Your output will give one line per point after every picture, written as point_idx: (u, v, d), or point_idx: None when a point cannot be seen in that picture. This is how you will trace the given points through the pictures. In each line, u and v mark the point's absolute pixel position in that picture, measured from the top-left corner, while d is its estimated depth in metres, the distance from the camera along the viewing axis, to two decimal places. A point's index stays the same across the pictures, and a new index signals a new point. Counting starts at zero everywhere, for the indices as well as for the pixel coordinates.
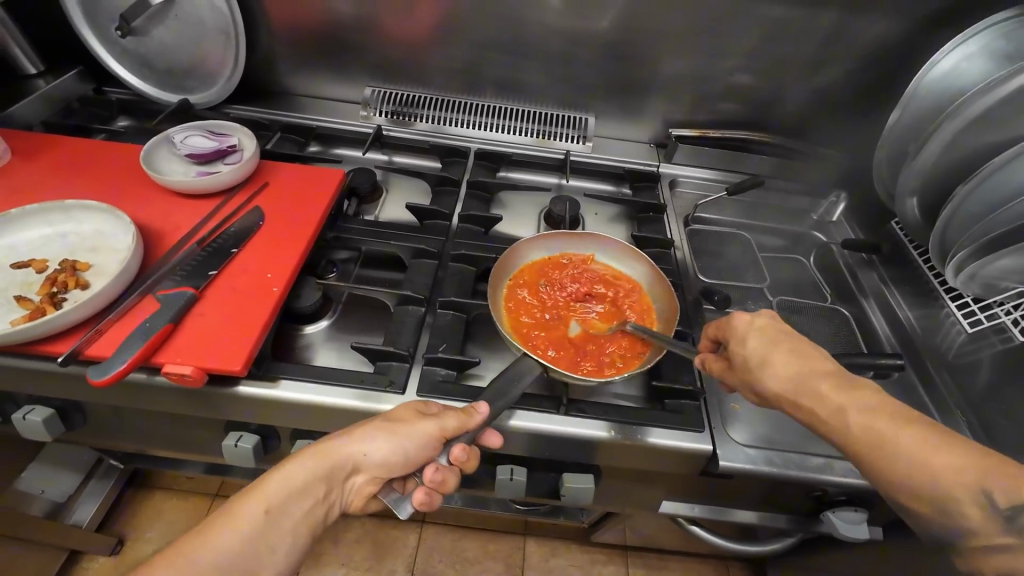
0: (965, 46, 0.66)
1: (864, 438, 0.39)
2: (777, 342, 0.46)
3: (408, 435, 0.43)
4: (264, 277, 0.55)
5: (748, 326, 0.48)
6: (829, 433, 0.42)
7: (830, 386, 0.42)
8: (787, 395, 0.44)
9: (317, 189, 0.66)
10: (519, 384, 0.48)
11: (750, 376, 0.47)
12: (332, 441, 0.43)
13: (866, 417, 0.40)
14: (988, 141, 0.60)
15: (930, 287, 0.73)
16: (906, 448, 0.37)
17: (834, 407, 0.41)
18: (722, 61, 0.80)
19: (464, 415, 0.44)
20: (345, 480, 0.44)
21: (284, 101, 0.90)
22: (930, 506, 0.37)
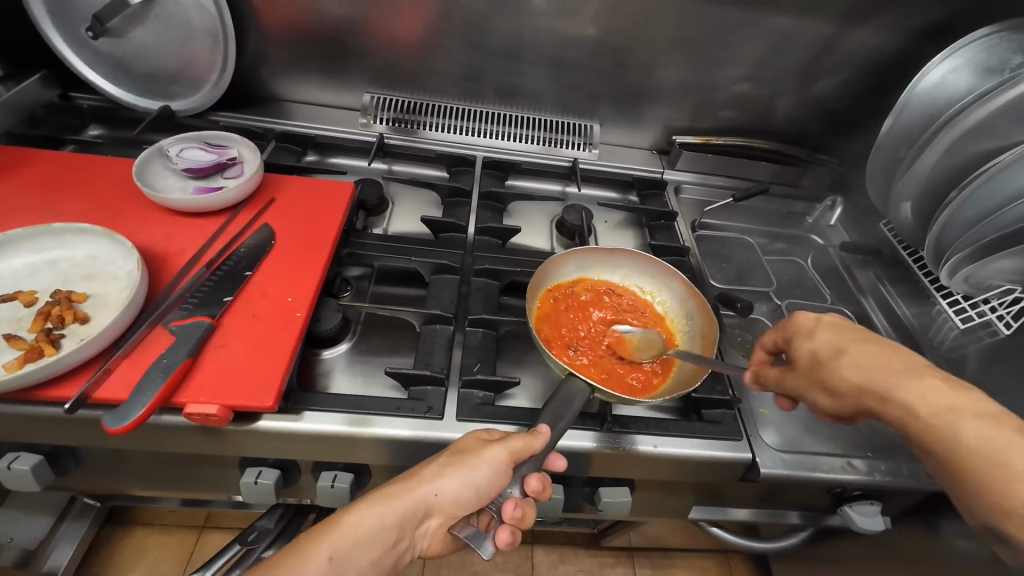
0: (953, 57, 0.69)
1: (970, 446, 0.37)
2: (853, 338, 0.46)
3: (477, 467, 0.42)
4: (285, 301, 0.52)
5: (816, 323, 0.48)
6: (926, 435, 0.40)
7: (929, 387, 0.40)
8: (868, 388, 0.43)
9: (328, 204, 0.63)
10: (571, 407, 0.47)
11: (821, 373, 0.46)
12: (403, 483, 0.42)
13: (978, 424, 0.37)
14: (983, 148, 0.64)
15: (922, 285, 0.79)
16: (1018, 464, 0.35)
17: (934, 406, 0.39)
18: (724, 71, 0.82)
19: (527, 438, 0.43)
20: (418, 523, 0.43)
21: (275, 108, 0.85)
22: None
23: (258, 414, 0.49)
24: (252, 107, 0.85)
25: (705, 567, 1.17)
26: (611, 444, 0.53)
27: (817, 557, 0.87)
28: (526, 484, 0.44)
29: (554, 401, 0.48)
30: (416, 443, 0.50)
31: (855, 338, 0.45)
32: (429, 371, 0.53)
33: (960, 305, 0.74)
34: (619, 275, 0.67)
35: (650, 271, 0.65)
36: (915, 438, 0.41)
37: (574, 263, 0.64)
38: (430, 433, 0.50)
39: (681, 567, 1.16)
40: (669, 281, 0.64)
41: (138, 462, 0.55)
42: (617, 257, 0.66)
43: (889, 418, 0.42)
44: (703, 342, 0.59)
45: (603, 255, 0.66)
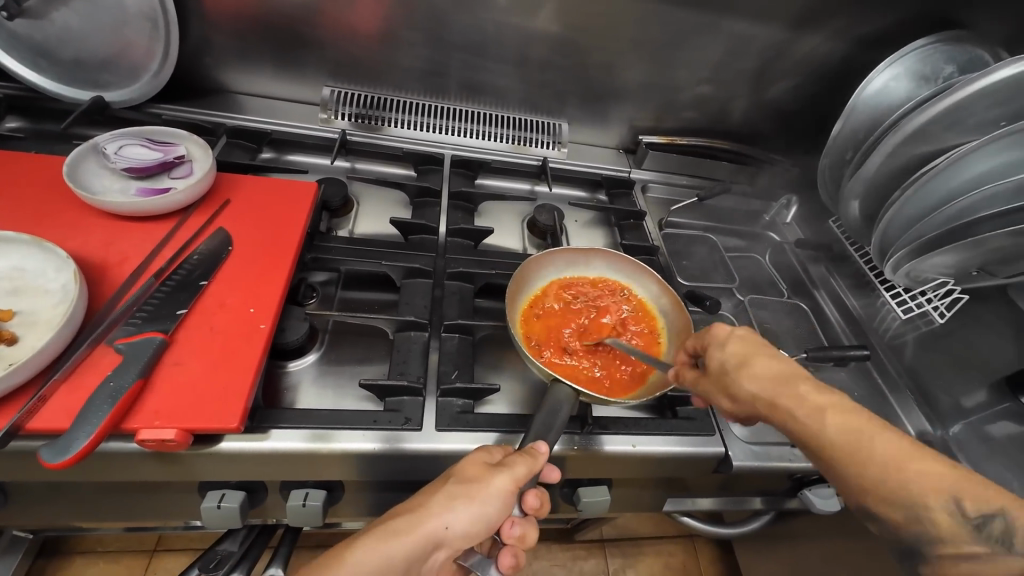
0: (895, 65, 0.74)
1: (842, 439, 0.38)
2: (754, 348, 0.47)
3: (487, 497, 0.41)
4: (247, 312, 0.48)
5: (727, 334, 0.49)
6: (804, 434, 0.41)
7: (809, 391, 0.42)
8: (761, 398, 0.44)
9: (290, 205, 0.59)
10: (559, 416, 0.48)
11: (725, 381, 0.47)
12: (408, 519, 0.41)
13: (842, 418, 0.39)
14: (921, 152, 0.69)
15: (867, 279, 0.84)
16: (883, 452, 0.37)
17: (812, 408, 0.41)
18: (686, 73, 0.84)
19: (530, 460, 0.43)
20: (427, 557, 0.41)
21: (223, 101, 0.79)
22: (898, 512, 0.36)
23: (221, 435, 0.46)
24: (198, 99, 0.78)
25: (672, 552, 1.21)
26: (592, 446, 0.53)
27: (777, 537, 0.92)
28: (525, 503, 0.46)
29: (541, 412, 0.48)
30: (393, 457, 0.49)
31: (759, 348, 0.47)
32: (405, 381, 0.51)
33: (902, 298, 0.79)
34: (595, 276, 0.67)
35: (625, 271, 0.66)
36: (796, 435, 0.42)
37: (552, 265, 0.65)
38: (408, 445, 0.48)
39: (651, 554, 1.20)
40: (644, 280, 0.66)
41: (80, 492, 0.50)
42: (592, 258, 0.67)
43: (773, 420, 0.43)
44: (680, 339, 0.60)
45: (580, 256, 0.66)
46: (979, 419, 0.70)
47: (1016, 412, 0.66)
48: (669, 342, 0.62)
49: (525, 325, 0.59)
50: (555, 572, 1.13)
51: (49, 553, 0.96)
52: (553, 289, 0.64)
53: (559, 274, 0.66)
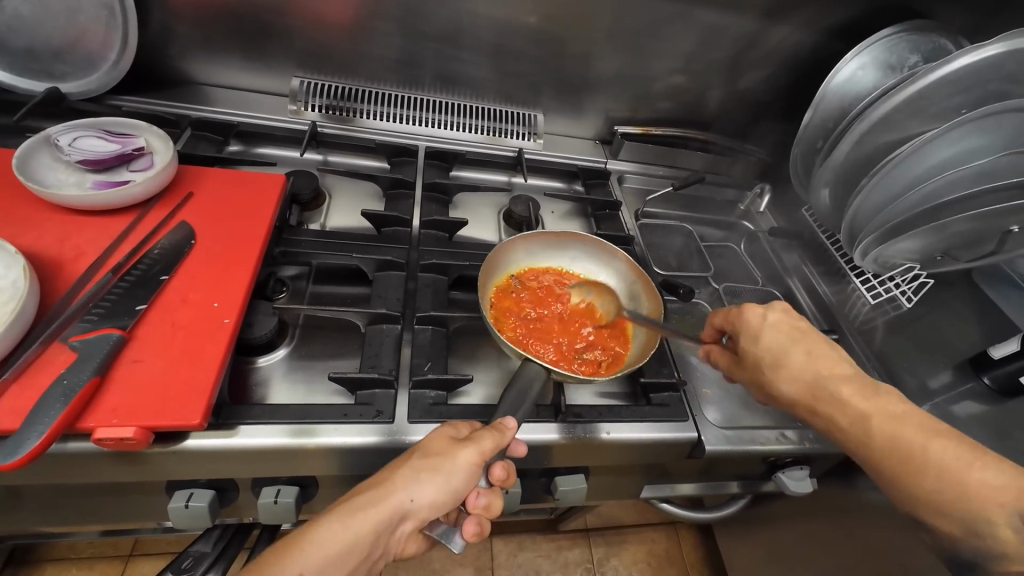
0: (863, 54, 0.75)
1: (892, 451, 0.44)
2: (791, 342, 0.51)
3: (450, 469, 0.42)
4: (211, 307, 0.47)
5: (761, 321, 0.53)
6: (855, 442, 0.46)
7: (851, 395, 0.47)
8: (802, 401, 0.50)
9: (256, 197, 0.58)
10: (529, 394, 0.49)
11: (761, 375, 0.52)
12: (374, 493, 0.41)
13: (890, 429, 0.44)
14: (887, 139, 0.71)
15: (839, 267, 0.86)
16: (936, 460, 0.42)
17: (856, 415, 0.46)
18: (659, 63, 0.84)
19: (496, 433, 0.44)
20: (394, 529, 0.42)
21: (188, 93, 0.77)
22: (955, 524, 0.41)
23: (185, 434, 0.45)
24: (161, 90, 0.76)
25: (656, 539, 1.23)
26: (567, 434, 0.54)
27: (756, 521, 0.94)
28: (491, 474, 0.46)
29: (513, 388, 0.49)
30: (367, 451, 0.48)
31: (800, 341, 0.51)
32: (376, 373, 0.50)
33: (871, 283, 0.81)
34: (570, 260, 0.68)
35: (597, 255, 0.67)
36: (849, 439, 0.47)
37: (524, 249, 0.65)
38: (377, 439, 0.48)
39: (634, 542, 1.22)
40: (616, 263, 0.66)
41: (42, 496, 0.48)
42: (566, 242, 0.67)
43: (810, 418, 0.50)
44: (651, 319, 0.61)
45: (552, 240, 0.66)
46: (943, 399, 0.72)
47: (977, 394, 0.70)
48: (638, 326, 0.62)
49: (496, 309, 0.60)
50: (539, 563, 1.14)
51: (17, 563, 0.93)
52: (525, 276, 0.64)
53: (532, 258, 0.67)
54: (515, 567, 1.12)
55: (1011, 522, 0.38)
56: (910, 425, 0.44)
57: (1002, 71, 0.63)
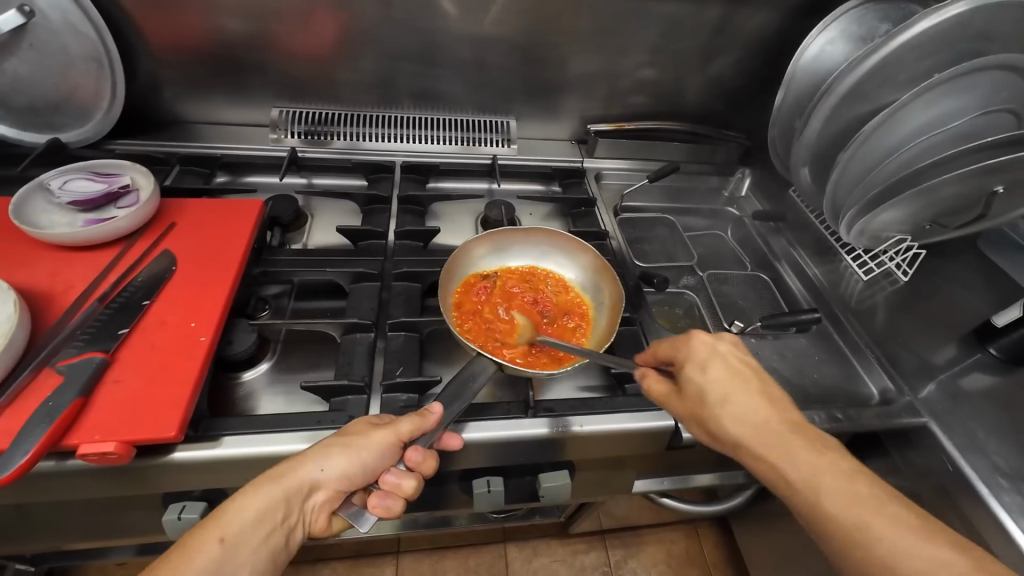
0: (829, 29, 0.75)
1: (840, 512, 0.40)
2: (737, 380, 0.47)
3: (364, 445, 0.44)
4: (188, 327, 0.50)
5: (710, 353, 0.49)
6: (799, 502, 0.42)
7: (800, 449, 0.43)
8: (743, 441, 0.45)
9: (233, 222, 0.61)
10: (469, 389, 0.50)
11: (704, 409, 0.47)
12: (285, 466, 0.44)
13: (841, 490, 0.40)
14: (859, 112, 0.70)
15: (829, 245, 0.85)
16: (883, 528, 0.38)
17: (804, 469, 0.42)
18: (625, 59, 0.85)
19: (421, 418, 0.46)
20: (304, 500, 0.44)
21: (179, 132, 0.82)
22: None
23: (169, 447, 0.47)
24: (154, 132, 0.82)
25: (675, 539, 1.21)
26: (538, 428, 0.54)
27: (772, 514, 0.91)
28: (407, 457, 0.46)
29: (452, 382, 0.50)
30: None
31: (744, 380, 0.48)
32: (348, 380, 0.52)
33: (863, 260, 0.81)
34: (537, 257, 0.70)
35: (564, 250, 0.68)
36: (797, 502, 0.42)
37: (489, 246, 0.67)
38: None
39: (652, 544, 1.19)
40: (580, 257, 0.68)
41: (47, 515, 0.52)
42: (532, 239, 0.69)
43: (749, 464, 0.46)
44: (612, 308, 0.63)
45: (518, 236, 0.69)
46: (945, 374, 0.68)
47: (986, 364, 0.69)
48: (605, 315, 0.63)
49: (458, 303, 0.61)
50: (555, 568, 1.13)
51: None
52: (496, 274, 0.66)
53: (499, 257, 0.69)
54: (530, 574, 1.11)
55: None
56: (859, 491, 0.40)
57: (969, 31, 0.62)
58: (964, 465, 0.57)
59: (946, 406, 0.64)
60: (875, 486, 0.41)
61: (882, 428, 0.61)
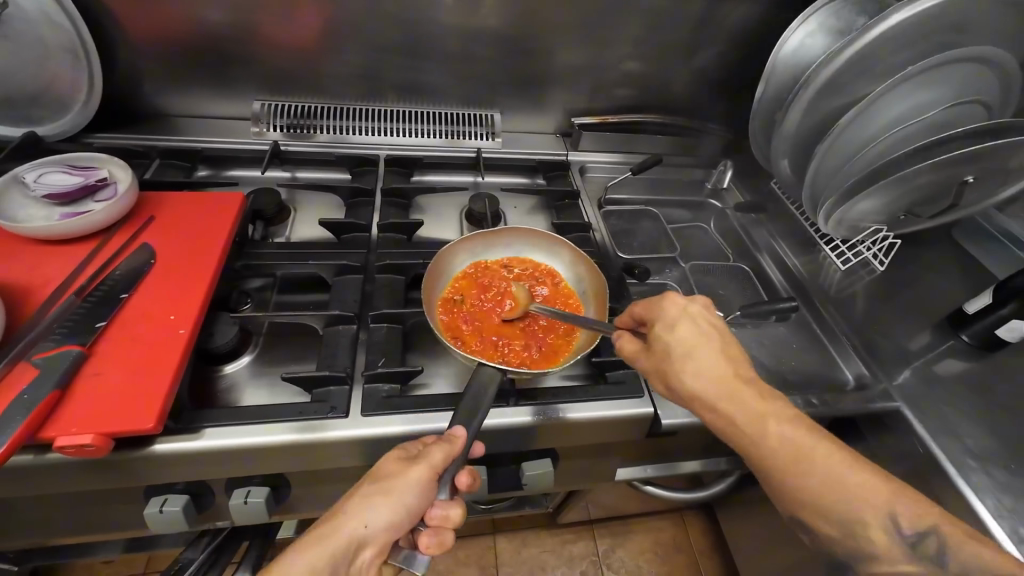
0: (807, 22, 0.76)
1: (785, 454, 0.43)
2: (702, 337, 0.48)
3: (404, 489, 0.44)
4: (167, 319, 0.50)
5: (679, 313, 0.49)
6: (745, 445, 0.45)
7: (750, 398, 0.46)
8: (702, 397, 0.47)
9: (214, 214, 0.61)
10: (488, 393, 0.50)
11: (667, 367, 0.48)
12: (328, 525, 0.43)
13: (791, 436, 0.43)
14: (837, 103, 0.71)
15: (810, 236, 0.86)
16: (819, 466, 0.42)
17: (755, 417, 0.45)
18: (608, 52, 0.85)
19: (450, 447, 0.46)
20: (352, 560, 0.43)
21: (159, 125, 0.81)
22: (833, 527, 0.41)
23: (149, 440, 0.47)
24: (135, 125, 0.81)
25: (663, 527, 1.22)
26: (519, 416, 0.55)
27: (756, 500, 0.93)
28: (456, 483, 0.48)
29: (468, 397, 0.50)
30: (323, 445, 0.50)
31: (708, 337, 0.48)
32: (331, 371, 0.52)
33: (840, 250, 0.82)
34: (514, 252, 0.70)
35: (541, 244, 0.69)
36: (746, 449, 0.45)
37: (465, 250, 0.67)
38: (333, 433, 0.50)
39: (640, 533, 1.21)
40: (557, 248, 0.68)
41: (25, 510, 0.51)
42: (506, 236, 0.69)
43: (701, 413, 0.48)
44: (596, 297, 0.63)
45: (492, 237, 0.68)
46: (919, 360, 0.70)
47: (959, 350, 0.72)
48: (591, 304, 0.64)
49: (443, 309, 0.61)
50: (545, 558, 1.14)
51: None
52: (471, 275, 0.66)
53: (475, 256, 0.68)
54: (520, 564, 1.13)
55: (885, 524, 0.40)
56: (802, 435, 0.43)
57: (940, 24, 0.63)
58: (934, 447, 0.59)
59: (921, 391, 0.66)
60: (812, 428, 0.44)
61: (856, 412, 0.63)
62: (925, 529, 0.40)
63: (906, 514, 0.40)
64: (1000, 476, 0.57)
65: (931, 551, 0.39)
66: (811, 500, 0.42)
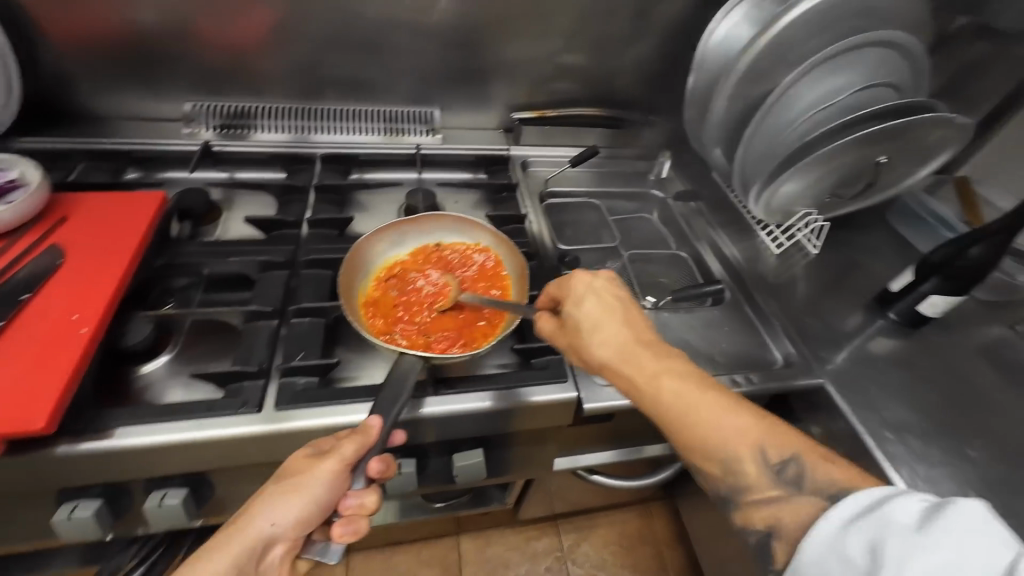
0: (731, 14, 0.77)
1: (675, 407, 0.43)
2: (607, 307, 0.50)
3: (309, 486, 0.44)
4: (70, 318, 0.49)
5: (586, 286, 0.51)
6: (646, 403, 0.45)
7: (647, 358, 0.46)
8: (609, 362, 0.47)
9: (131, 213, 0.60)
10: (405, 390, 0.49)
11: (580, 339, 0.49)
12: (235, 527, 0.44)
13: (676, 387, 0.44)
14: (759, 90, 0.73)
15: (747, 222, 0.88)
16: (707, 412, 0.42)
17: (651, 374, 0.45)
18: (544, 45, 0.86)
19: (360, 438, 0.46)
20: (263, 555, 0.44)
21: (87, 127, 0.80)
22: (718, 467, 0.41)
23: (49, 442, 0.46)
24: (62, 128, 0.79)
25: (627, 519, 1.23)
26: (438, 405, 0.54)
27: None
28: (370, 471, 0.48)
29: (385, 390, 0.49)
30: (236, 440, 0.49)
31: (614, 308, 0.50)
32: (246, 366, 0.52)
33: (774, 235, 0.84)
34: (438, 240, 0.70)
35: (462, 227, 0.69)
36: (646, 407, 0.45)
37: (386, 241, 0.67)
38: (247, 426, 0.49)
39: (604, 526, 1.21)
40: (478, 230, 0.69)
41: None
42: (427, 224, 0.69)
43: (614, 384, 0.48)
44: (518, 276, 0.65)
45: (413, 225, 0.68)
46: (845, 339, 0.71)
47: (886, 328, 0.73)
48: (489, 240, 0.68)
49: (368, 304, 0.61)
50: (509, 556, 1.14)
51: None
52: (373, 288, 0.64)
53: (399, 248, 0.68)
54: (483, 562, 1.12)
55: (754, 456, 0.41)
56: (692, 382, 0.44)
57: (848, 10, 0.65)
58: (854, 421, 0.60)
59: (846, 368, 0.67)
60: (707, 380, 0.44)
61: (780, 389, 0.64)
62: (788, 456, 0.40)
63: (771, 444, 0.41)
64: (914, 444, 0.58)
65: (792, 477, 0.39)
66: (684, 437, 0.42)
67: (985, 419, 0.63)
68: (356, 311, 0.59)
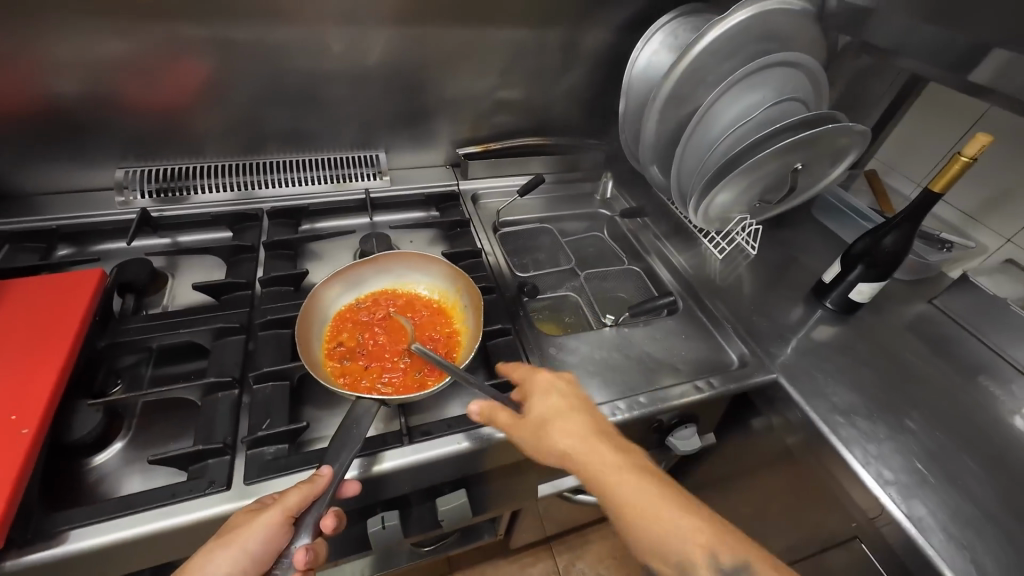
0: (651, 42, 0.83)
1: (638, 510, 0.44)
2: (574, 406, 0.51)
3: (248, 537, 0.42)
4: (7, 420, 0.45)
5: (551, 386, 0.53)
6: (605, 500, 0.47)
7: (610, 455, 0.48)
8: (570, 456, 0.48)
9: (67, 297, 0.57)
10: (354, 433, 0.49)
11: (542, 433, 0.50)
12: None
13: (638, 490, 0.45)
14: (684, 111, 0.79)
15: (690, 231, 0.93)
16: (669, 520, 0.43)
17: (612, 474, 0.46)
18: (481, 83, 0.88)
19: (306, 487, 0.45)
20: None
21: (9, 206, 0.75)
22: (670, 567, 0.43)
23: None
24: None
25: (618, 531, 1.24)
26: (417, 453, 0.54)
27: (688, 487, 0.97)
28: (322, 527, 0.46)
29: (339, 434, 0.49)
30: (206, 524, 0.47)
31: (580, 407, 0.51)
32: (208, 443, 0.50)
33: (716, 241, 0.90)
34: (396, 280, 0.69)
35: (420, 267, 0.69)
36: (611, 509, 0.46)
37: (343, 284, 0.65)
38: (215, 507, 0.47)
39: (597, 541, 1.21)
40: (436, 269, 0.68)
41: None
42: (385, 264, 0.68)
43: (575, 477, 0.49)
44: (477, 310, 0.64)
45: (370, 265, 0.67)
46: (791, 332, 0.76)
47: (825, 318, 0.79)
48: (429, 275, 0.69)
49: (326, 349, 0.59)
50: None
51: None
52: (334, 358, 0.58)
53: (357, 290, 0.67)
54: None
55: (708, 565, 0.42)
56: (651, 490, 0.45)
57: (752, 35, 0.72)
58: (808, 410, 0.65)
59: (795, 360, 0.72)
60: (663, 484, 0.46)
61: (739, 389, 0.68)
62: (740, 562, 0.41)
63: (723, 549, 0.42)
64: (862, 425, 0.63)
65: None
66: (654, 547, 0.43)
67: (920, 391, 0.68)
68: (314, 357, 0.56)
